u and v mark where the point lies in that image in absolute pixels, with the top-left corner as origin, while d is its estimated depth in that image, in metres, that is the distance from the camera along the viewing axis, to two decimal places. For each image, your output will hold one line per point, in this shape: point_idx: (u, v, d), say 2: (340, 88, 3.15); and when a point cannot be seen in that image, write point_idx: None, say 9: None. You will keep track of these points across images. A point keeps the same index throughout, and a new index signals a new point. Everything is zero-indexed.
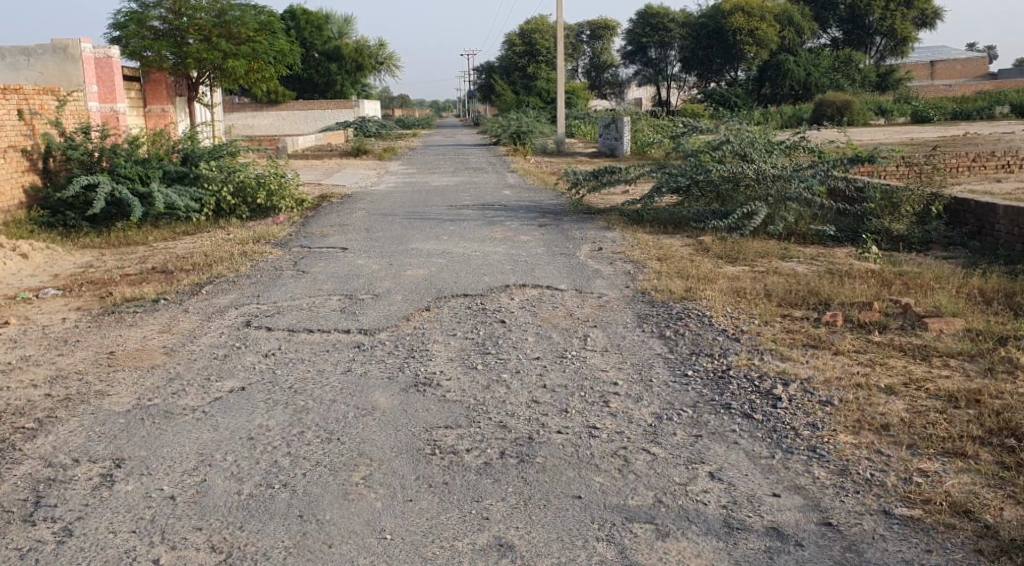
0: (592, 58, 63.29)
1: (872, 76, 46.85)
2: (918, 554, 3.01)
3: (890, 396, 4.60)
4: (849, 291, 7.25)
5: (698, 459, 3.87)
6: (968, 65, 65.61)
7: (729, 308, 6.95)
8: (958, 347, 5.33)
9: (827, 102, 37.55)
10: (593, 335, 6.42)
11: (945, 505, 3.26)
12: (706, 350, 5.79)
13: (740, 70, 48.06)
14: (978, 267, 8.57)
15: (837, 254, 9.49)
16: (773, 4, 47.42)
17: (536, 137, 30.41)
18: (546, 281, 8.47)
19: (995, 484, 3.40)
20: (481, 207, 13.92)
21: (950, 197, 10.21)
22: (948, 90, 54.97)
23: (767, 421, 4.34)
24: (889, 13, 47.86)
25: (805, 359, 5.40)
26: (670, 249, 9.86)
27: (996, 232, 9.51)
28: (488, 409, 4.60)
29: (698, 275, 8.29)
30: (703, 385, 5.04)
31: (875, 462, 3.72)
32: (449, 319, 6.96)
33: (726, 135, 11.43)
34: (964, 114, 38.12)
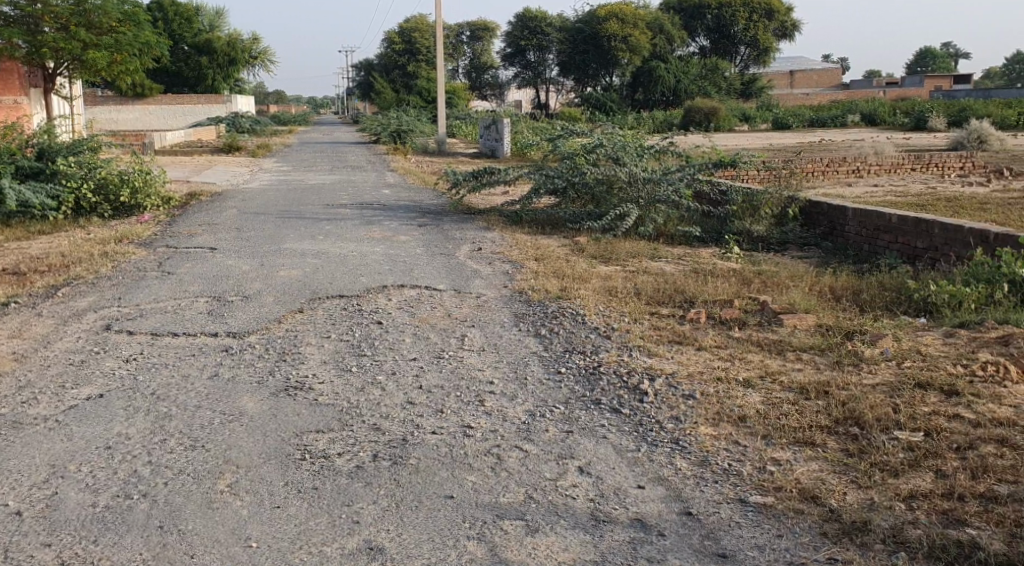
0: (472, 59, 63.59)
1: (737, 84, 48.94)
2: (769, 539, 3.17)
3: (748, 389, 4.83)
4: (713, 290, 7.55)
5: (568, 454, 3.95)
6: (826, 75, 69.44)
7: (600, 307, 7.13)
8: (811, 342, 5.64)
9: (696, 108, 38.97)
10: (469, 335, 6.46)
11: (795, 492, 3.45)
12: (578, 348, 5.92)
13: (615, 75, 49.27)
14: (830, 266, 9.10)
15: (703, 254, 9.87)
16: (645, 11, 48.86)
17: (416, 136, 30.28)
18: (423, 281, 8.45)
19: (840, 470, 3.63)
20: (358, 207, 13.75)
21: (805, 200, 10.79)
22: (806, 98, 58.11)
23: (634, 416, 4.48)
24: (752, 24, 50.20)
25: (671, 356, 5.60)
26: (546, 249, 10.01)
27: (846, 233, 10.12)
28: (361, 412, 4.57)
29: (572, 275, 8.46)
30: (575, 382, 5.15)
31: (732, 453, 3.90)
32: (323, 321, 6.85)
33: (600, 138, 11.69)
34: (820, 121, 40.31)
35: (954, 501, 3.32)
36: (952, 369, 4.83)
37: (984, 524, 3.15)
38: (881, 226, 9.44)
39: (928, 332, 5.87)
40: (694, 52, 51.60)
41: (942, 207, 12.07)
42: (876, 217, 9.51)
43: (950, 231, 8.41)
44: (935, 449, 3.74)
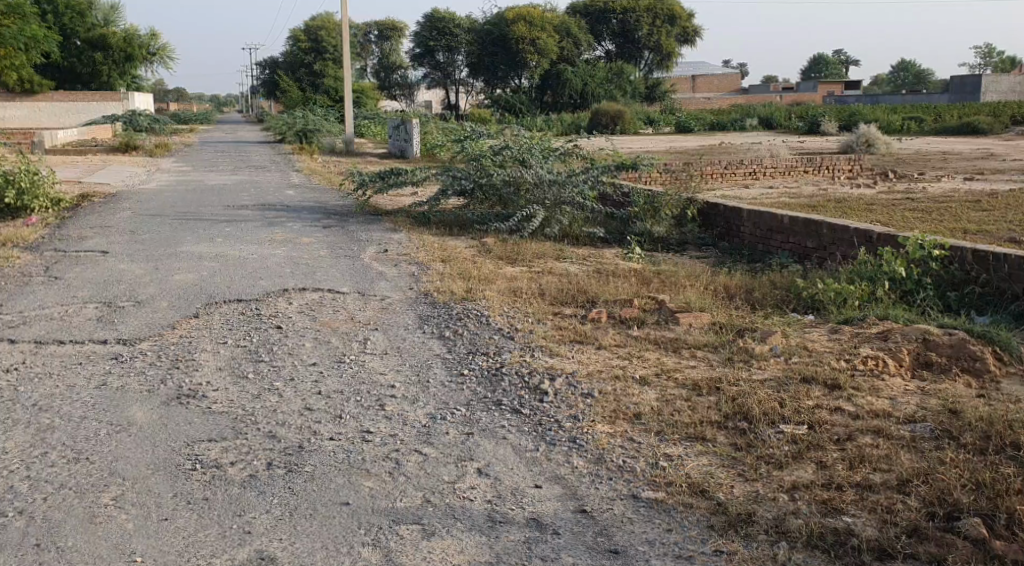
0: (380, 59, 63.04)
1: (642, 88, 49.92)
2: (660, 533, 3.25)
3: (644, 387, 4.94)
4: (614, 290, 7.69)
5: (467, 456, 3.97)
6: (726, 80, 71.49)
7: (504, 308, 7.17)
8: (705, 340, 5.81)
9: (602, 111, 39.54)
10: (372, 338, 6.40)
11: (685, 487, 3.55)
12: (481, 349, 5.94)
13: (523, 77, 49.58)
14: (727, 265, 9.38)
15: (606, 255, 10.03)
16: (552, 15, 49.35)
17: (323, 136, 29.83)
18: (326, 284, 8.33)
19: (728, 464, 3.75)
20: (261, 208, 13.46)
21: (703, 202, 11.09)
22: (706, 102, 59.79)
23: (533, 416, 4.53)
24: (655, 30, 51.35)
25: (572, 355, 5.68)
26: (453, 250, 10.01)
27: (742, 234, 10.44)
28: (257, 419, 4.48)
29: (478, 276, 8.48)
30: (476, 383, 5.17)
31: (627, 449, 3.99)
32: (220, 327, 6.68)
33: (506, 140, 11.74)
34: (720, 125, 41.50)
35: (833, 490, 3.48)
36: (835, 364, 5.05)
37: (860, 511, 3.30)
38: (775, 227, 9.78)
39: (816, 329, 6.11)
40: (600, 56, 52.38)
41: (831, 209, 12.58)
42: (769, 218, 9.84)
43: (837, 232, 8.77)
44: (817, 441, 3.90)
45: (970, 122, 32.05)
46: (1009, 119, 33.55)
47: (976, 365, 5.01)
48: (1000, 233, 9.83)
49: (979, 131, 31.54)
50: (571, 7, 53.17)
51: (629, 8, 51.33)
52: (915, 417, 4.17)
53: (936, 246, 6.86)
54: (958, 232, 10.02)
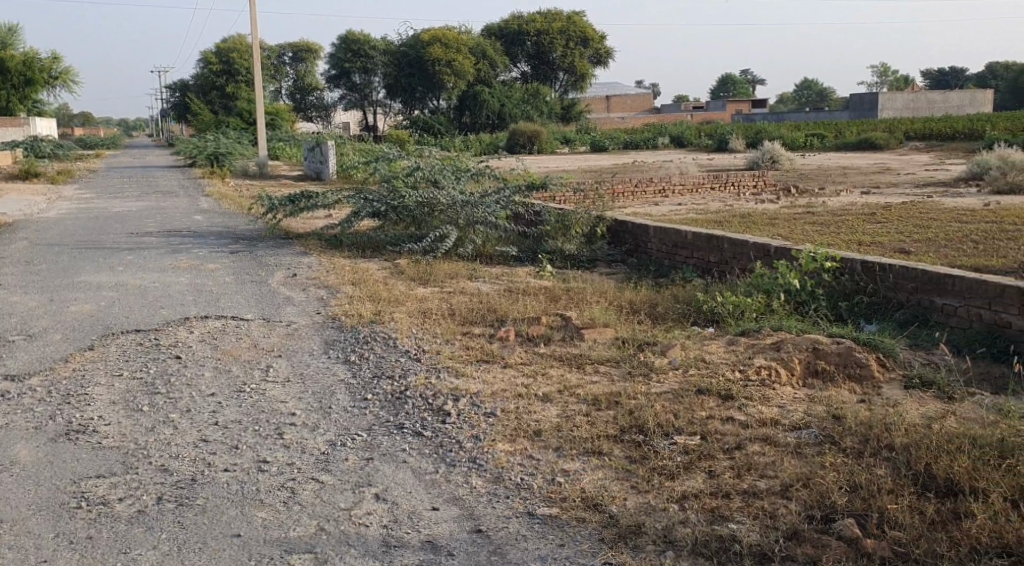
0: (295, 80, 62.17)
1: (558, 108, 50.57)
2: (552, 549, 3.29)
3: (546, 403, 5.00)
4: (522, 307, 7.75)
5: (365, 482, 3.93)
6: (638, 100, 72.94)
7: (413, 330, 7.14)
8: (608, 354, 5.91)
9: (519, 131, 39.78)
10: (275, 366, 6.29)
11: (579, 501, 3.61)
12: (386, 372, 5.90)
13: (441, 98, 49.60)
14: (635, 280, 9.56)
15: (518, 273, 10.10)
16: (466, 36, 49.44)
17: (236, 158, 29.26)
18: (231, 311, 8.16)
19: (622, 477, 3.83)
20: (166, 235, 13.12)
21: (612, 219, 11.26)
22: (621, 121, 60.90)
23: (434, 437, 4.53)
24: (569, 51, 52.16)
25: (477, 375, 5.70)
26: (364, 272, 9.93)
27: (649, 250, 10.64)
28: (150, 453, 4.35)
29: (388, 298, 8.43)
30: (379, 408, 5.14)
31: (525, 467, 4.03)
32: (116, 359, 6.47)
33: (418, 162, 11.72)
34: (633, 144, 42.28)
35: (720, 498, 3.59)
36: (730, 374, 5.20)
37: (744, 518, 3.42)
38: (679, 243, 10.00)
39: (714, 341, 6.27)
40: (516, 77, 52.76)
41: (735, 224, 12.91)
42: (675, 233, 10.06)
43: (737, 246, 9.01)
44: (707, 451, 4.02)
45: (869, 137, 33.37)
46: (905, 135, 35.06)
47: (862, 372, 5.23)
48: (892, 245, 10.25)
49: (877, 147, 32.87)
50: (486, 29, 53.55)
51: (542, 30, 51.88)
52: (801, 423, 4.34)
53: (827, 257, 7.12)
54: (854, 245, 10.40)
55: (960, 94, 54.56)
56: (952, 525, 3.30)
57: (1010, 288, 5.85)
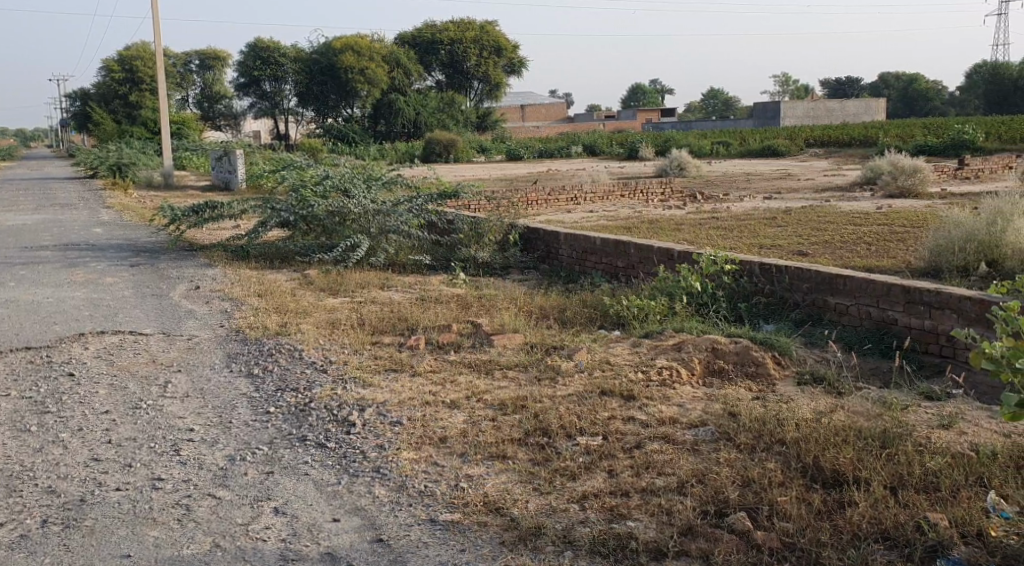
0: (202, 89, 60.12)
1: (472, 117, 50.63)
2: (453, 554, 3.29)
3: (453, 410, 4.98)
4: (433, 315, 7.72)
5: (264, 496, 3.85)
6: (552, 109, 73.71)
7: (321, 341, 7.03)
8: (516, 360, 5.92)
9: (434, 140, 39.62)
10: (175, 381, 6.10)
11: (481, 506, 3.61)
12: (291, 384, 5.79)
13: (354, 106, 49.04)
14: (546, 286, 9.65)
15: (431, 281, 10.07)
16: (379, 45, 48.98)
17: (141, 168, 28.30)
18: (129, 326, 7.89)
19: (525, 480, 3.85)
20: (62, 248, 12.61)
21: (524, 226, 11.33)
22: (535, 129, 61.29)
23: (338, 448, 4.46)
24: (483, 60, 52.29)
25: (384, 384, 5.64)
26: (272, 283, 9.75)
27: (560, 257, 10.74)
28: (37, 474, 4.17)
29: (295, 309, 8.29)
30: (282, 420, 5.04)
31: (429, 474, 4.01)
32: (3, 378, 6.17)
33: (328, 172, 11.54)
34: (549, 153, 42.59)
35: (620, 497, 3.66)
36: (633, 375, 5.29)
37: (642, 515, 3.50)
38: (589, 248, 10.12)
39: (620, 343, 6.37)
40: (430, 85, 52.55)
41: (642, 230, 13.14)
42: (584, 240, 10.18)
43: (643, 250, 9.17)
44: (608, 451, 4.09)
45: (772, 144, 34.46)
46: (805, 142, 36.34)
47: (758, 370, 5.39)
48: (791, 247, 10.59)
49: (780, 154, 33.99)
50: (399, 38, 53.22)
51: (455, 38, 51.85)
52: (699, 421, 4.45)
53: (727, 260, 7.32)
54: (756, 248, 10.71)
55: (856, 102, 56.87)
56: (836, 514, 3.48)
57: (895, 287, 6.12)
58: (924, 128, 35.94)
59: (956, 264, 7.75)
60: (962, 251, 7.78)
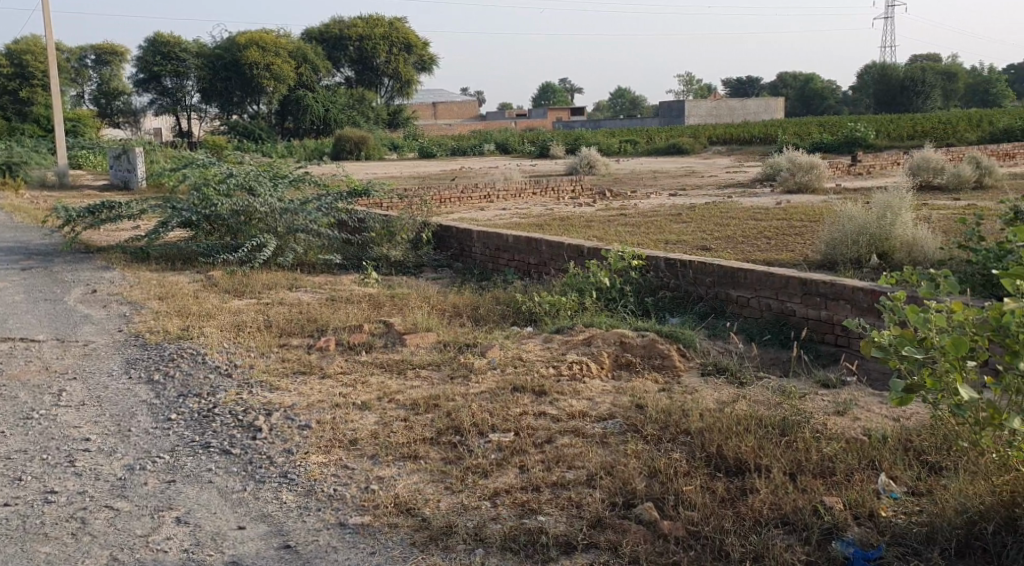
0: (98, 84, 57.78)
1: (383, 114, 50.13)
2: (362, 558, 3.26)
3: (363, 411, 4.92)
4: (343, 316, 7.60)
5: (165, 505, 3.73)
6: (462, 107, 73.64)
7: (226, 344, 6.84)
8: (428, 359, 5.88)
9: (344, 137, 39.03)
10: (69, 389, 5.85)
11: (392, 507, 3.59)
12: (194, 389, 5.62)
13: (261, 103, 47.89)
14: (459, 285, 9.62)
15: (342, 281, 9.92)
16: (286, 40, 47.98)
17: (33, 167, 26.96)
18: (19, 333, 7.52)
19: (437, 479, 3.84)
20: None
21: (436, 225, 11.27)
22: (446, 127, 61.02)
23: (244, 454, 4.35)
24: (392, 57, 51.80)
25: (292, 387, 5.53)
26: (174, 285, 9.45)
27: (473, 254, 10.73)
28: None
29: (199, 312, 8.04)
30: (185, 427, 4.89)
31: (339, 477, 3.95)
32: None
33: (232, 170, 11.23)
34: (460, 150, 42.46)
35: (530, 492, 3.69)
36: (543, 371, 5.33)
37: (552, 510, 3.54)
38: (501, 246, 10.14)
39: (531, 340, 6.39)
40: (338, 82, 51.74)
41: (553, 227, 13.24)
42: (497, 237, 10.19)
43: (554, 247, 9.23)
44: (519, 447, 4.11)
45: (677, 142, 35.20)
46: (709, 140, 37.23)
47: (665, 362, 5.49)
48: (697, 243, 10.83)
49: (685, 152, 34.75)
50: (306, 34, 52.22)
51: (364, 35, 51.24)
52: (607, 415, 4.52)
53: (634, 255, 7.44)
54: (663, 244, 10.92)
55: (757, 102, 58.58)
56: (739, 501, 3.59)
57: (792, 280, 6.33)
58: (820, 127, 37.29)
59: (850, 257, 8.07)
60: (855, 244, 8.10)
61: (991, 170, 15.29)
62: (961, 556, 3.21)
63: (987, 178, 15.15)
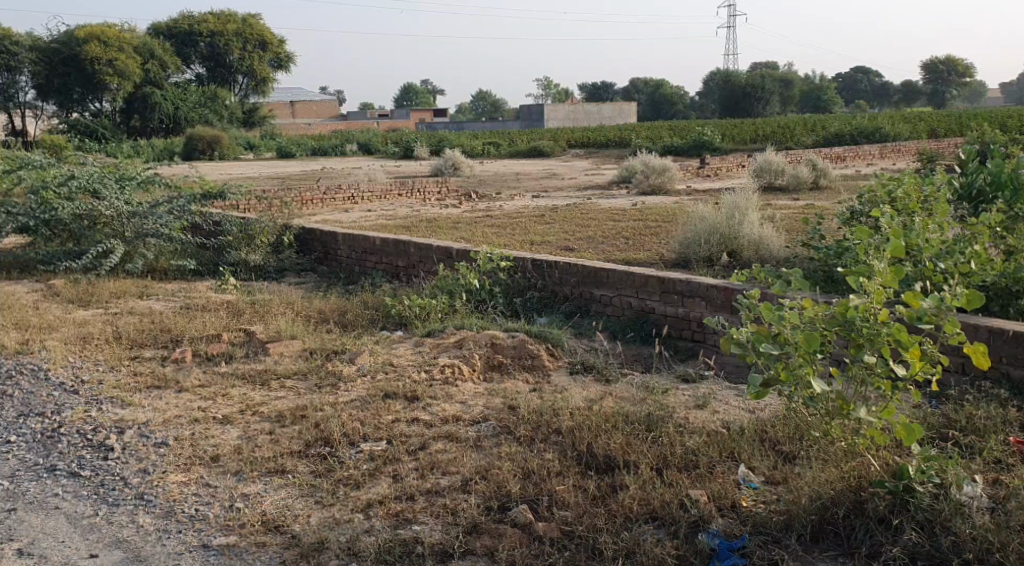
0: None
1: (237, 113, 48.51)
2: None
3: (225, 425, 4.71)
4: (200, 325, 7.26)
5: (5, 537, 3.47)
6: (321, 107, 72.12)
7: (71, 358, 6.41)
8: (293, 368, 5.68)
9: (196, 137, 37.48)
10: None
11: (259, 525, 3.48)
12: (36, 409, 5.23)
13: (104, 100, 45.33)
14: (323, 289, 9.39)
15: (198, 288, 9.50)
16: (131, 34, 45.64)
17: None
18: None
19: (306, 493, 3.74)
20: None
21: (297, 228, 10.97)
22: (305, 127, 59.62)
23: (94, 477, 4.09)
24: (246, 55, 50.23)
25: (146, 403, 5.23)
26: (10, 296, 8.78)
27: (338, 257, 10.51)
28: None
29: (39, 325, 7.50)
30: (26, 451, 4.54)
31: (201, 496, 3.78)
32: None
33: (74, 171, 10.55)
34: (320, 151, 41.58)
35: (404, 501, 3.66)
36: (415, 376, 5.27)
37: (427, 518, 3.52)
38: (367, 249, 9.97)
39: (400, 344, 6.30)
40: (189, 79, 49.63)
41: (418, 229, 13.14)
42: (361, 240, 10.01)
43: (422, 250, 9.15)
44: (392, 455, 4.06)
45: (538, 145, 35.64)
46: (569, 143, 37.95)
47: (535, 362, 5.53)
48: (560, 243, 11.01)
49: (546, 154, 35.23)
50: (152, 28, 49.84)
51: (215, 31, 49.50)
52: (480, 418, 4.52)
53: (502, 257, 7.46)
54: (528, 245, 11.03)
55: (613, 107, 60.10)
56: (610, 498, 3.66)
57: (652, 278, 6.50)
58: (672, 131, 38.65)
59: (702, 256, 8.35)
60: (708, 243, 8.39)
61: (827, 172, 16.24)
62: (816, 540, 3.36)
63: (822, 180, 16.07)
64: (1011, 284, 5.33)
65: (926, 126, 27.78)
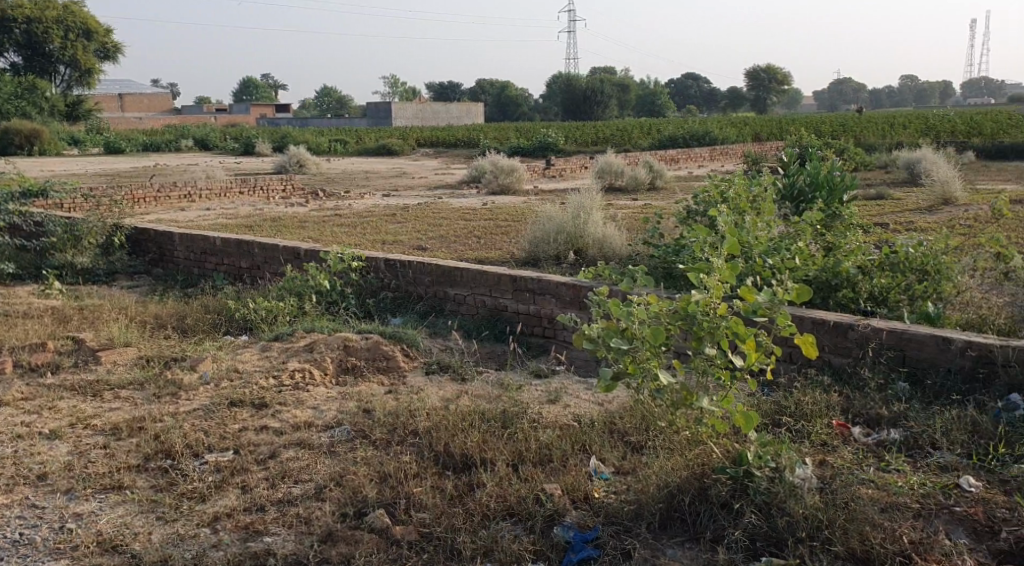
0: None
1: (60, 105, 45.34)
2: None
3: (54, 441, 4.39)
4: (22, 333, 6.72)
5: None
6: (154, 101, 68.52)
7: None
8: (130, 377, 5.36)
9: (13, 130, 34.76)
10: None
11: (94, 547, 3.36)
12: None
13: None
14: (159, 293, 8.91)
15: (18, 293, 8.80)
16: None
17: None
18: None
19: (146, 509, 3.61)
20: None
21: (130, 228, 10.36)
22: (136, 122, 56.50)
23: None
24: (69, 43, 47.05)
25: None
26: None
27: (176, 259, 10.01)
28: None
29: None
30: None
31: (26, 519, 3.57)
32: None
33: None
34: (153, 146, 39.48)
35: (254, 513, 3.61)
36: (262, 382, 5.10)
37: (279, 529, 3.50)
38: (207, 249, 9.54)
39: (246, 349, 6.07)
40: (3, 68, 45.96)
41: (263, 228, 12.72)
42: (202, 240, 9.57)
43: (267, 250, 8.84)
44: (240, 465, 3.96)
45: (386, 144, 35.20)
46: (416, 141, 37.73)
47: (388, 364, 5.45)
48: (410, 242, 10.94)
49: (394, 153, 34.83)
50: None
51: (33, 17, 46.09)
52: (333, 423, 4.45)
53: (353, 257, 7.32)
54: (378, 244, 10.88)
55: (459, 107, 60.20)
56: (467, 497, 3.68)
57: (504, 277, 6.53)
58: (518, 132, 39.13)
59: (550, 253, 8.53)
60: (556, 241, 8.58)
61: (662, 173, 16.87)
62: (664, 527, 3.47)
63: (659, 181, 16.70)
64: (830, 278, 5.71)
65: (752, 130, 29.41)
